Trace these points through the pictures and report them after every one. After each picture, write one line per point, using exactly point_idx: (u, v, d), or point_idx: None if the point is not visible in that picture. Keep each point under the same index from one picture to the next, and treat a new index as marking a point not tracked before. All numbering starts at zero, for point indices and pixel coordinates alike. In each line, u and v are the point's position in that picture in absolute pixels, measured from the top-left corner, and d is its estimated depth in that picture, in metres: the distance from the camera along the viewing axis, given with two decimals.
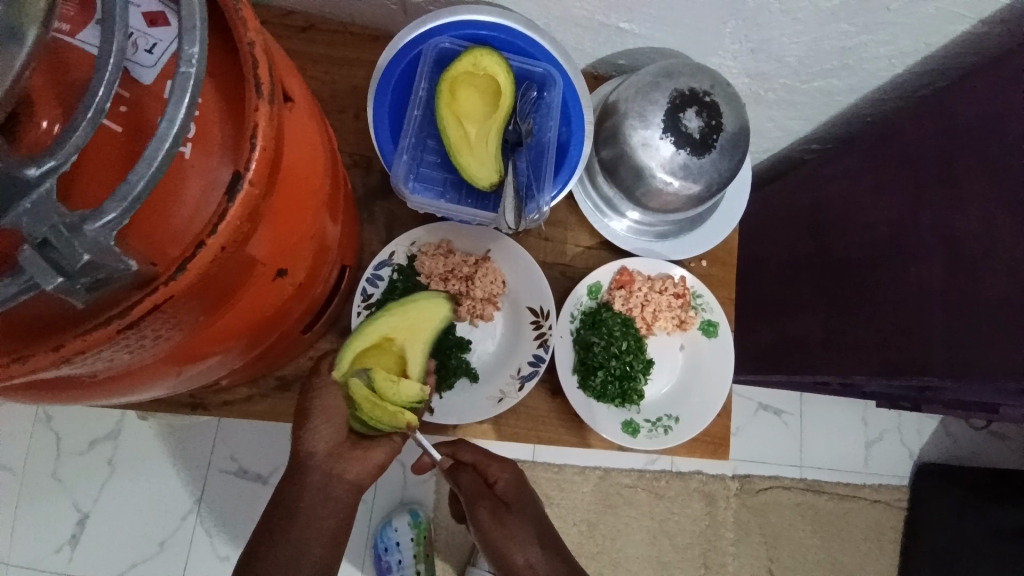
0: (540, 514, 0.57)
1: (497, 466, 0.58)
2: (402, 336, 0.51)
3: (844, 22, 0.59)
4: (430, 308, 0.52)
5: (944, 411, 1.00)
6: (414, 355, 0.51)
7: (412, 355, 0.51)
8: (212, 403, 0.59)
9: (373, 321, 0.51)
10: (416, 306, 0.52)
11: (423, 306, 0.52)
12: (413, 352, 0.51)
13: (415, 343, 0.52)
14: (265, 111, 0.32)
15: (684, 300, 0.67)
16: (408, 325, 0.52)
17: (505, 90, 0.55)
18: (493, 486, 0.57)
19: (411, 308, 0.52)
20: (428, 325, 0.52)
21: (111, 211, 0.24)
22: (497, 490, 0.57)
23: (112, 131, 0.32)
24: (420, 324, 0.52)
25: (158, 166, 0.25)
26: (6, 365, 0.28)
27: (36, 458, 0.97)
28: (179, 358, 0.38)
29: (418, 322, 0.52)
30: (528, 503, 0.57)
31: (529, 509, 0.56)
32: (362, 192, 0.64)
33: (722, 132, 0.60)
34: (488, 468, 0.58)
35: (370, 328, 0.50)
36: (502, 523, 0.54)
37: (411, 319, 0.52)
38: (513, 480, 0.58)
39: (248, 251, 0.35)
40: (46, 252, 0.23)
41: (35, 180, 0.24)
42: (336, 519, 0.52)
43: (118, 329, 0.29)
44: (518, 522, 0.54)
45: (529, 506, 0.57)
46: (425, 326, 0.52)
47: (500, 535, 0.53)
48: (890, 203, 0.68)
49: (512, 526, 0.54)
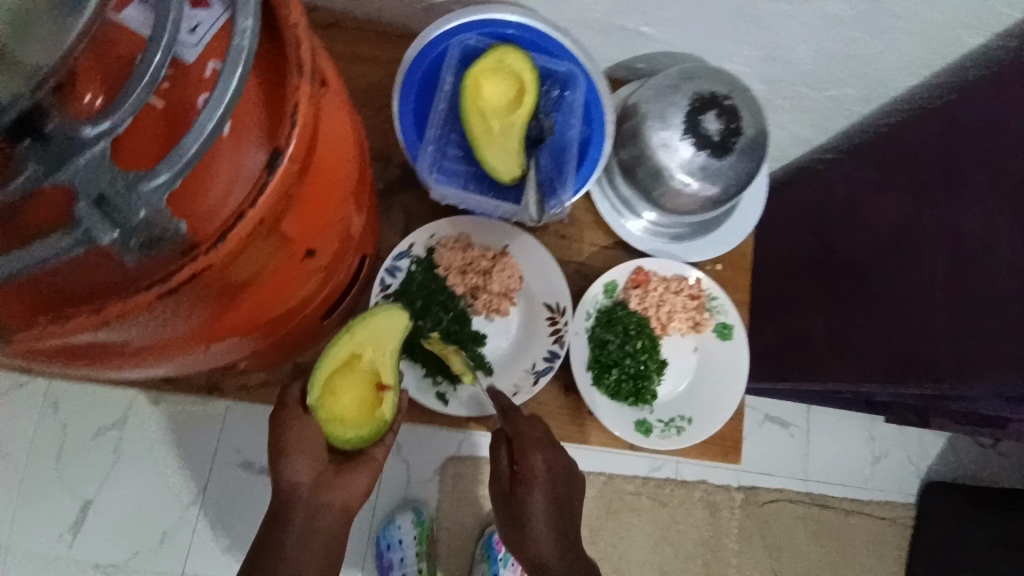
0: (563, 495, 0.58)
1: (527, 450, 0.56)
2: (370, 351, 0.48)
3: (860, 31, 0.60)
4: (393, 317, 0.49)
5: (952, 426, 0.99)
6: (388, 364, 0.48)
7: (385, 367, 0.48)
8: (228, 387, 0.60)
9: (331, 346, 0.47)
10: (378, 318, 0.48)
11: (385, 317, 0.48)
12: (385, 363, 0.48)
13: (384, 353, 0.48)
14: (306, 90, 0.32)
15: (699, 301, 0.67)
16: (373, 339, 0.48)
17: (530, 86, 0.55)
18: (520, 468, 0.56)
19: (370, 319, 0.48)
20: (394, 334, 0.48)
21: (164, 173, 0.25)
22: (523, 473, 0.56)
23: (153, 108, 0.32)
24: (381, 334, 0.48)
25: (210, 130, 0.26)
26: (44, 327, 0.28)
27: (40, 446, 0.97)
28: (206, 336, 0.38)
29: (384, 333, 0.48)
30: (552, 487, 0.57)
31: (552, 491, 0.57)
32: (381, 186, 0.65)
33: (741, 135, 0.60)
34: (517, 451, 0.56)
35: (333, 351, 0.47)
36: (521, 504, 0.56)
37: (374, 333, 0.48)
38: (540, 469, 0.56)
39: (281, 228, 0.35)
40: (102, 208, 0.25)
41: (91, 140, 0.25)
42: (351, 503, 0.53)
43: (157, 295, 0.29)
44: (538, 505, 0.56)
45: (554, 488, 0.57)
46: (392, 335, 0.48)
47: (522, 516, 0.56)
48: (903, 212, 0.68)
49: (531, 510, 0.56)
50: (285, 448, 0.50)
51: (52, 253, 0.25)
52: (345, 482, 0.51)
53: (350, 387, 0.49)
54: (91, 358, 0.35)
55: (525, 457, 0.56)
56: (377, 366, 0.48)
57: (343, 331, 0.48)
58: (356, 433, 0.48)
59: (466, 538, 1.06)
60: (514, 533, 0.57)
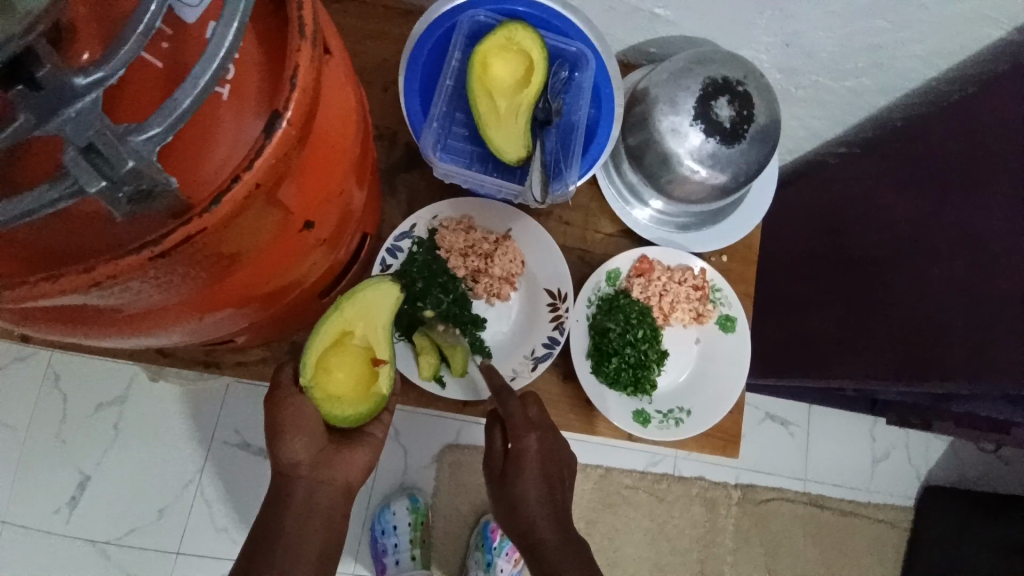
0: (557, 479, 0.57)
1: (520, 432, 0.55)
2: (361, 326, 0.47)
3: (879, 19, 0.58)
4: (382, 292, 0.48)
5: (956, 430, 0.98)
6: (381, 339, 0.48)
7: (377, 342, 0.47)
8: (226, 363, 0.59)
9: (320, 323, 0.46)
10: (367, 293, 0.47)
11: (374, 292, 0.47)
12: (378, 339, 0.48)
13: (376, 329, 0.47)
14: (307, 52, 0.31)
15: (703, 292, 0.66)
16: (364, 315, 0.47)
17: (539, 65, 0.54)
18: (513, 449, 0.55)
19: (359, 296, 0.47)
20: (385, 309, 0.48)
21: (156, 125, 0.24)
22: (516, 454, 0.55)
23: (153, 68, 0.31)
24: (372, 310, 0.47)
25: (204, 83, 0.25)
26: (33, 284, 0.28)
27: (41, 419, 0.97)
28: (201, 306, 0.37)
29: (374, 309, 0.47)
30: (547, 472, 0.56)
31: (546, 473, 0.56)
32: (386, 166, 0.64)
33: (752, 123, 0.59)
34: (510, 433, 0.55)
35: (323, 328, 0.46)
36: (514, 487, 0.55)
37: (364, 309, 0.47)
38: (535, 450, 0.55)
39: (279, 197, 0.34)
40: (89, 156, 0.24)
41: (81, 89, 0.24)
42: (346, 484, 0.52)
43: (150, 256, 0.29)
44: (531, 486, 0.55)
45: (549, 471, 0.56)
46: (381, 310, 0.48)
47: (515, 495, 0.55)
48: (914, 207, 0.67)
49: (525, 492, 0.55)
50: (278, 431, 0.49)
51: (39, 204, 0.24)
52: (341, 463, 0.50)
53: (345, 365, 0.48)
54: (84, 321, 0.34)
55: (519, 439, 0.55)
56: (370, 342, 0.48)
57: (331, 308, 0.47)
58: (354, 409, 0.48)
59: (462, 526, 1.06)
60: (507, 518, 0.56)
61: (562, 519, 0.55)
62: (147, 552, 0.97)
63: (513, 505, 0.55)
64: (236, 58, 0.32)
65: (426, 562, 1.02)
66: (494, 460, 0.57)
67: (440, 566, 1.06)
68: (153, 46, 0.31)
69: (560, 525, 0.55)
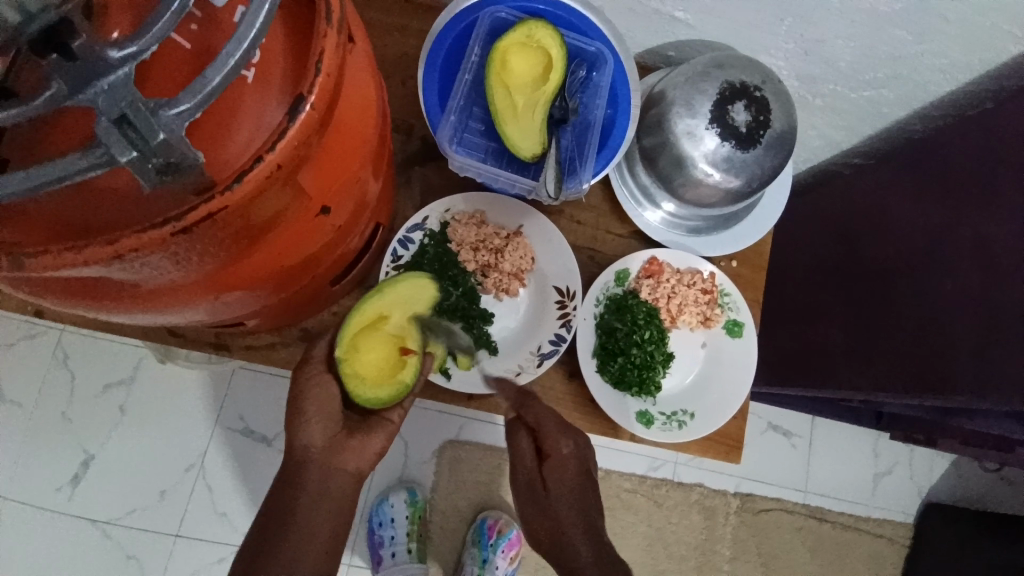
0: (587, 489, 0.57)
1: (556, 441, 0.55)
2: (399, 311, 0.51)
3: (901, 29, 0.58)
4: (423, 284, 0.52)
5: (961, 448, 0.97)
6: (415, 328, 0.51)
7: (412, 329, 0.51)
8: (235, 346, 0.60)
9: (363, 302, 0.50)
10: (409, 281, 0.51)
11: (416, 283, 0.51)
12: (412, 327, 0.51)
13: (412, 318, 0.51)
14: (333, 39, 0.32)
15: (711, 296, 0.66)
16: (404, 302, 0.51)
17: (557, 63, 0.54)
18: (549, 459, 0.56)
19: (403, 283, 0.51)
20: (423, 300, 0.52)
21: (186, 101, 0.25)
22: (553, 463, 0.55)
23: (181, 48, 0.32)
24: (411, 297, 0.51)
25: (236, 62, 0.25)
26: (57, 254, 0.28)
27: (49, 396, 0.99)
28: (216, 285, 0.38)
29: (413, 298, 0.51)
30: (580, 480, 0.56)
31: (581, 481, 0.56)
32: (400, 158, 0.65)
33: (768, 129, 0.59)
34: (546, 442, 0.55)
35: (364, 307, 0.49)
36: (551, 496, 0.55)
37: (405, 296, 0.51)
38: (572, 458, 0.56)
39: (297, 181, 0.35)
40: (122, 127, 0.24)
41: (118, 63, 0.25)
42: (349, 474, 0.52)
43: (172, 232, 0.29)
44: (566, 496, 0.55)
45: (584, 478, 0.56)
46: (420, 301, 0.52)
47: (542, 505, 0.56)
48: (929, 219, 0.67)
49: (562, 501, 0.55)
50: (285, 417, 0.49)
51: (69, 172, 0.24)
52: (346, 453, 0.49)
53: (374, 347, 0.50)
54: (102, 295, 0.35)
55: (557, 448, 0.55)
56: (404, 329, 0.51)
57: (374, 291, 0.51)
58: (374, 392, 0.49)
59: (459, 523, 1.06)
60: (542, 528, 0.56)
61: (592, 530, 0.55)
62: (147, 533, 0.98)
63: (548, 513, 0.55)
64: (262, 44, 0.33)
65: (422, 556, 1.02)
66: (526, 468, 0.57)
67: (436, 562, 1.06)
68: (183, 28, 0.32)
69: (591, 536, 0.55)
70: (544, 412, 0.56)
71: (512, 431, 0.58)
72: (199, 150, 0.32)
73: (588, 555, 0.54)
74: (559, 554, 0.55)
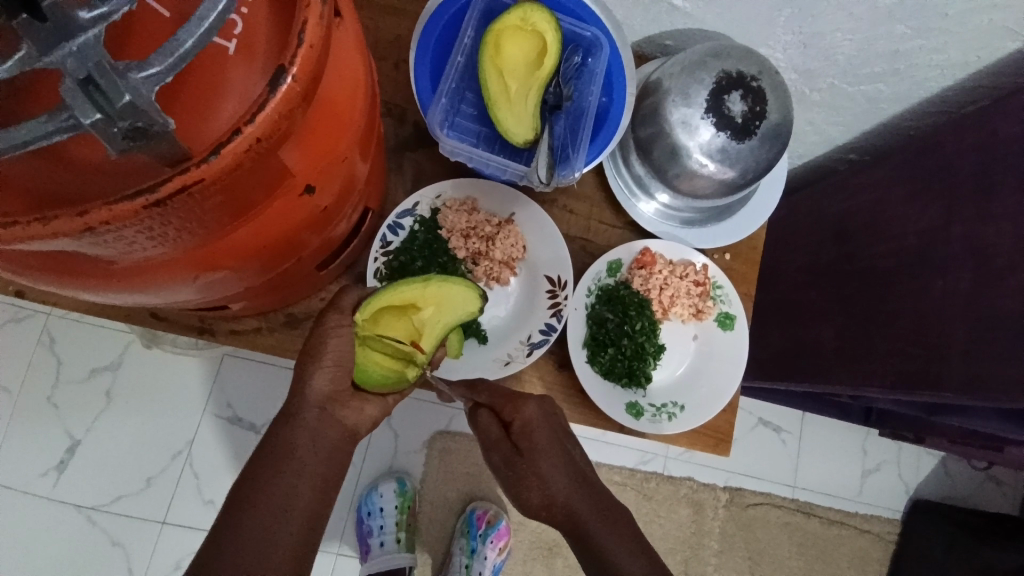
0: (563, 444, 0.55)
1: (517, 403, 0.54)
2: (428, 310, 0.50)
3: (900, 24, 0.57)
4: (463, 295, 0.50)
5: (949, 446, 0.98)
6: (434, 332, 0.50)
7: (433, 331, 0.50)
8: (220, 331, 0.59)
9: (405, 283, 0.49)
10: (453, 286, 0.50)
11: (458, 292, 0.50)
12: (435, 328, 0.50)
13: (437, 321, 0.50)
14: (317, 9, 0.30)
15: (703, 288, 0.66)
16: (438, 302, 0.50)
17: (552, 47, 0.53)
18: (516, 425, 0.54)
19: (446, 285, 0.50)
20: (457, 311, 0.50)
21: (156, 65, 0.24)
22: (521, 428, 0.53)
23: (159, 16, 0.31)
24: (446, 302, 0.50)
25: (209, 26, 0.25)
26: (26, 225, 0.27)
27: (34, 381, 0.97)
28: (196, 261, 0.36)
29: (447, 303, 0.50)
30: (555, 437, 0.55)
31: (556, 437, 0.55)
32: (392, 142, 0.64)
33: (764, 120, 0.58)
34: (507, 410, 0.54)
35: (403, 288, 0.48)
36: (532, 464, 0.53)
37: (441, 298, 0.50)
38: (537, 417, 0.54)
39: (279, 157, 0.34)
40: (86, 88, 0.24)
41: (86, 24, 0.24)
42: None
43: (145, 205, 0.28)
44: (548, 458, 0.54)
45: (558, 429, 0.55)
46: (452, 308, 0.50)
47: (517, 475, 0.54)
48: (923, 215, 0.66)
49: (545, 464, 0.53)
50: None
51: (35, 136, 0.24)
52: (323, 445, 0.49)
53: (393, 330, 0.50)
54: (77, 275, 0.34)
55: (520, 412, 0.54)
56: (425, 326, 0.50)
57: (419, 279, 0.49)
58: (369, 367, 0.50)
59: (447, 513, 1.06)
60: (535, 493, 0.53)
61: (586, 480, 0.55)
62: (132, 519, 0.97)
63: (537, 478, 0.53)
64: (245, 13, 0.33)
65: (410, 546, 1.02)
66: (497, 444, 0.55)
67: (425, 551, 1.06)
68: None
69: (587, 486, 0.55)
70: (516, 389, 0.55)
71: (472, 412, 0.57)
72: (174, 119, 0.31)
73: (583, 502, 0.54)
74: (558, 516, 0.54)
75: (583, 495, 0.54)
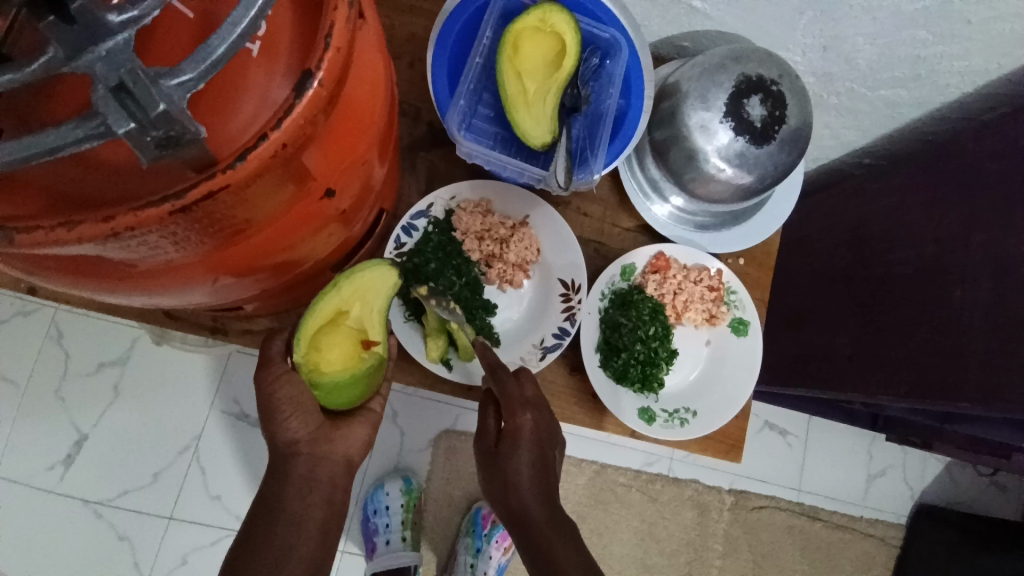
0: (548, 455, 0.55)
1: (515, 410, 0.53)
2: (357, 306, 0.47)
3: (922, 29, 0.57)
4: (382, 277, 0.47)
5: (957, 452, 0.97)
6: (376, 322, 0.48)
7: (372, 323, 0.48)
8: (232, 330, 0.59)
9: (319, 298, 0.46)
10: (364, 272, 0.47)
11: (374, 278, 0.47)
12: (374, 318, 0.48)
13: (372, 312, 0.47)
14: (344, 13, 0.30)
15: (717, 294, 0.65)
16: (362, 298, 0.47)
17: (571, 49, 0.52)
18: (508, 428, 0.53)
19: (358, 276, 0.47)
20: (385, 296, 0.48)
21: (189, 71, 0.24)
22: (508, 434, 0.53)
23: (184, 18, 0.31)
24: (370, 292, 0.47)
25: (241, 32, 0.24)
26: (49, 230, 0.27)
27: (41, 374, 0.97)
28: (216, 264, 0.36)
29: (371, 292, 0.47)
30: (540, 450, 0.54)
31: (539, 453, 0.54)
32: (406, 142, 0.63)
33: (784, 125, 0.58)
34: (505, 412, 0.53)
35: (320, 305, 0.45)
36: (504, 461, 0.53)
37: (363, 290, 0.47)
38: (529, 431, 0.53)
39: (302, 161, 0.33)
40: (119, 95, 0.23)
41: (116, 28, 0.24)
42: (344, 472, 0.51)
43: (171, 210, 0.28)
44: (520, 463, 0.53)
45: (543, 451, 0.54)
46: (379, 295, 0.47)
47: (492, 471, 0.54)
48: (941, 223, 0.65)
49: (515, 467, 0.53)
50: (276, 411, 0.49)
51: (62, 143, 0.24)
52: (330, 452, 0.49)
53: (335, 346, 0.48)
54: (97, 276, 0.34)
55: (514, 417, 0.53)
56: (364, 323, 0.48)
57: (329, 286, 0.46)
58: (337, 390, 0.49)
59: (453, 513, 1.06)
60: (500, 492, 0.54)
61: (552, 498, 0.53)
62: (138, 514, 0.97)
63: (504, 477, 0.53)
64: (269, 17, 0.32)
65: (415, 544, 1.02)
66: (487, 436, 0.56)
67: (429, 550, 1.06)
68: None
69: (549, 503, 0.53)
70: (527, 383, 0.55)
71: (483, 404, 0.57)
72: (199, 124, 0.31)
73: (538, 513, 0.52)
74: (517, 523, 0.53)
75: (544, 512, 0.53)
